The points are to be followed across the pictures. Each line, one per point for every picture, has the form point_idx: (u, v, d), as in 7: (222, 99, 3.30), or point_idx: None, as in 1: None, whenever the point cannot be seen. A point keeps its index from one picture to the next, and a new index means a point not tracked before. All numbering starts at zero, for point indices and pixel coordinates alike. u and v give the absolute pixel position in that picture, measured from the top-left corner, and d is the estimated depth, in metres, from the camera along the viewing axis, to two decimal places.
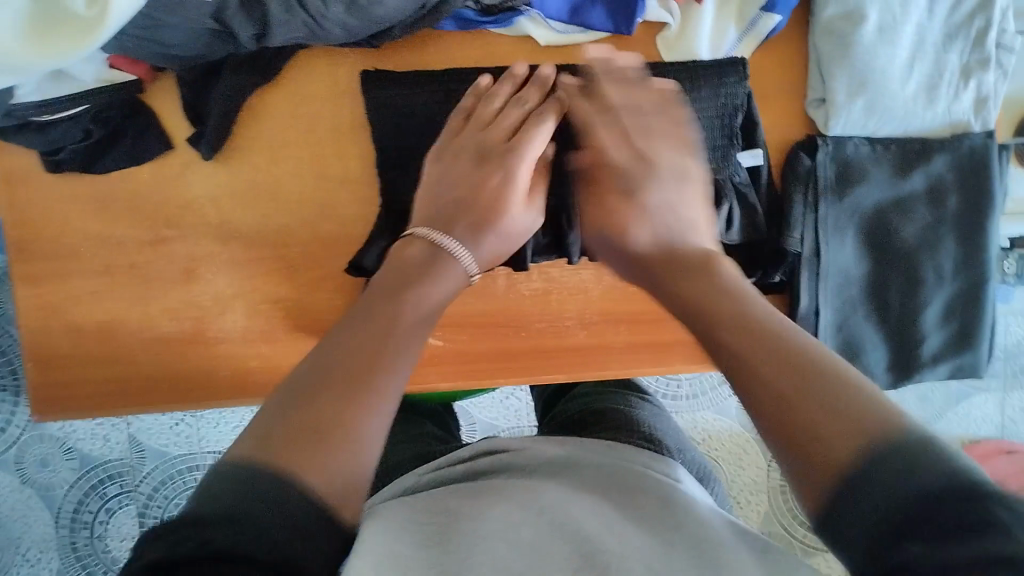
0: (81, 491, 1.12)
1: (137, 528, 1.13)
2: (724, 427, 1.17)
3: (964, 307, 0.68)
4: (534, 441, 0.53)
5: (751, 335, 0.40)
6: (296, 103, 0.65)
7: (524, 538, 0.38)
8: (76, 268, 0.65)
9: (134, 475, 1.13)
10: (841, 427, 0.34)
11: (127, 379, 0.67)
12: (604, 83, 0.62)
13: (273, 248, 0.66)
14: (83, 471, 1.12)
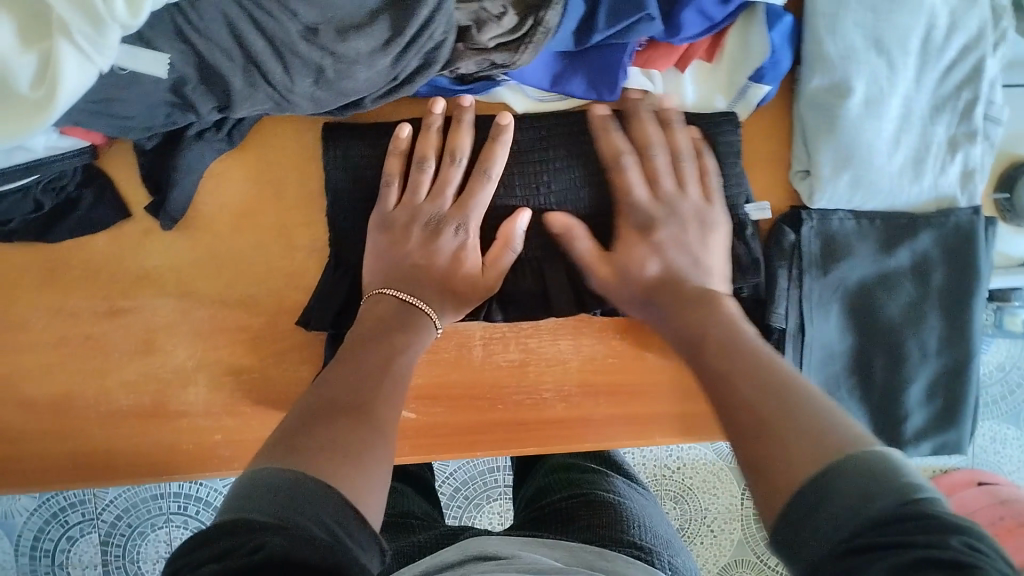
0: (42, 518, 1.10)
1: (101, 557, 1.11)
2: (700, 455, 1.16)
3: (948, 384, 0.66)
4: (525, 549, 0.52)
5: (753, 378, 0.47)
6: (262, 167, 0.61)
7: None
8: (26, 340, 0.61)
9: (96, 503, 1.10)
10: (812, 453, 0.40)
11: (82, 453, 0.63)
12: (616, 134, 0.62)
13: (238, 320, 0.63)
14: (44, 498, 1.10)
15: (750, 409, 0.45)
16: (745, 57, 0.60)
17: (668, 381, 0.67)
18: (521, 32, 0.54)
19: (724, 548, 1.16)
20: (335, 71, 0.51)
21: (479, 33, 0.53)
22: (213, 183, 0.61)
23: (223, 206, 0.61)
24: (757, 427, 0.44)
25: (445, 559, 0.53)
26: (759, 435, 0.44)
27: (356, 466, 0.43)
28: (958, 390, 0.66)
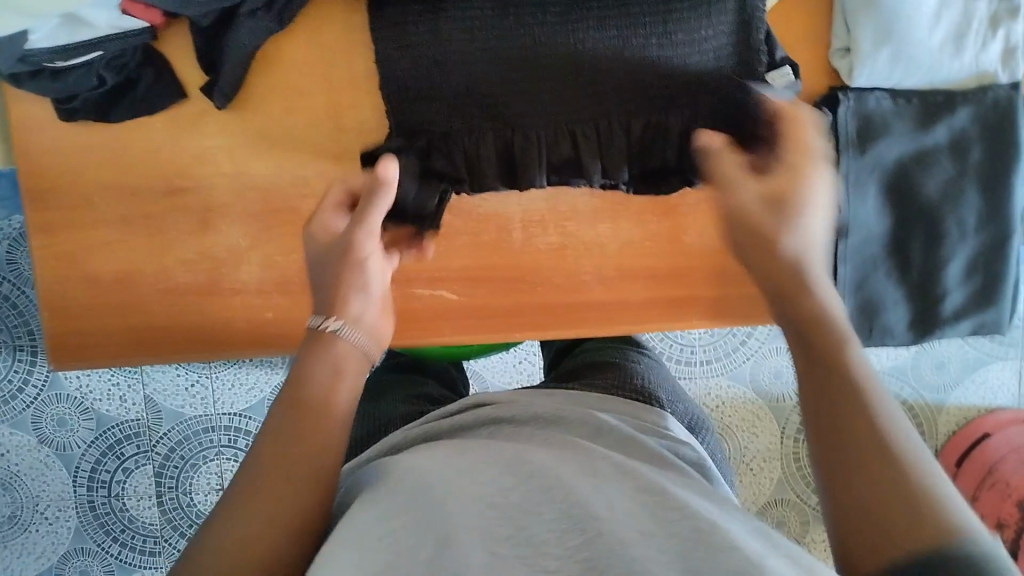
0: (98, 450, 1.13)
1: (154, 488, 1.14)
2: (738, 393, 1.15)
3: (988, 263, 0.67)
4: (522, 396, 0.61)
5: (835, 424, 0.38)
6: (310, 52, 0.64)
7: (511, 504, 0.41)
8: (91, 219, 0.65)
9: (151, 435, 1.13)
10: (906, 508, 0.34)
11: (146, 329, 0.67)
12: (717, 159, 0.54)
13: (288, 202, 0.66)
14: (100, 431, 1.12)
15: (863, 436, 0.37)
16: None
17: (705, 264, 0.68)
18: None
19: (765, 486, 1.15)
20: None
21: None
22: (262, 64, 0.63)
23: (273, 88, 0.64)
24: (834, 422, 0.38)
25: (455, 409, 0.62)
26: (860, 432, 0.37)
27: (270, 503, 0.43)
28: (997, 268, 0.67)
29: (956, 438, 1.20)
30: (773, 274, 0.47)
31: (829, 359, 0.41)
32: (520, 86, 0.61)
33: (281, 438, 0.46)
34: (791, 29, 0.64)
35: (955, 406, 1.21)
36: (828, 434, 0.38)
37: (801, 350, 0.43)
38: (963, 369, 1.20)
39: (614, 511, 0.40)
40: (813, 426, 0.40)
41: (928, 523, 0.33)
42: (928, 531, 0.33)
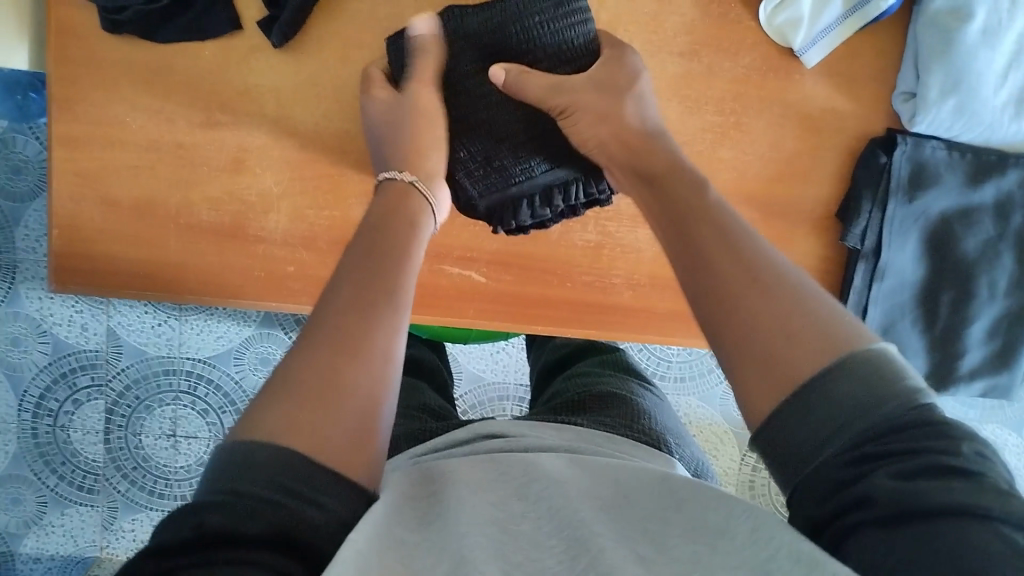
0: (50, 377, 1.06)
1: (104, 424, 1.07)
2: (706, 414, 1.12)
3: (1009, 329, 0.68)
4: (529, 427, 0.58)
5: (750, 278, 0.40)
6: (378, 4, 0.61)
7: (521, 533, 0.40)
8: (120, 139, 0.61)
9: (107, 369, 1.07)
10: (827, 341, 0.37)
11: (157, 264, 0.64)
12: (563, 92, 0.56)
13: (328, 156, 0.63)
14: (54, 356, 1.05)
15: (788, 302, 0.39)
16: None
17: None
18: None
19: None
20: None
21: None
22: (325, 9, 0.60)
23: (333, 38, 0.61)
24: (753, 310, 0.39)
25: (456, 435, 0.58)
26: (788, 313, 0.39)
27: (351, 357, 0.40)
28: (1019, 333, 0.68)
29: None
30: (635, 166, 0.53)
31: (721, 257, 0.42)
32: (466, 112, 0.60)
33: (338, 329, 0.41)
34: (859, 63, 0.65)
35: None
36: (730, 318, 0.40)
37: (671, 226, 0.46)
38: None
39: (620, 544, 0.38)
40: (736, 328, 0.40)
41: (835, 332, 0.38)
42: (833, 333, 0.37)
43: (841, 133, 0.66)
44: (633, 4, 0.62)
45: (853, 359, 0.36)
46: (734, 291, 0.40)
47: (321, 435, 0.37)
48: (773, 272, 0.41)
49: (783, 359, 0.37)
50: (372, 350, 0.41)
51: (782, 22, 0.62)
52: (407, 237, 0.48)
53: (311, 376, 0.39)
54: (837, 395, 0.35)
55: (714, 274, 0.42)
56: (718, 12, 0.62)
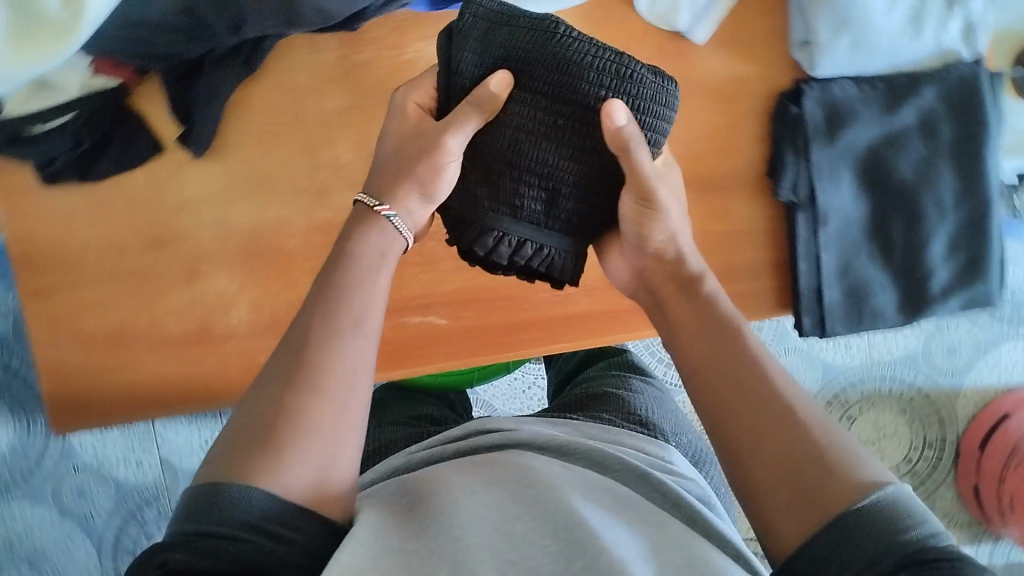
0: (119, 518, 1.06)
1: None
2: None
3: (970, 244, 0.67)
4: (525, 422, 0.64)
5: (764, 406, 0.47)
6: (281, 93, 0.65)
7: (515, 531, 0.44)
8: (82, 277, 0.66)
9: (171, 497, 1.06)
10: (847, 487, 0.42)
11: (143, 384, 0.67)
12: (658, 192, 0.54)
13: (271, 243, 0.66)
14: (119, 498, 1.05)
15: (789, 434, 0.45)
16: None
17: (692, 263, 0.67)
18: None
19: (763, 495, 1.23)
20: None
21: None
22: (233, 110, 0.64)
23: (249, 135, 0.65)
24: (762, 442, 0.46)
25: (456, 432, 0.66)
26: (790, 438, 0.45)
27: (313, 392, 0.45)
28: (981, 245, 0.67)
29: (977, 422, 1.31)
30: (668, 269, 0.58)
31: (744, 416, 0.47)
32: (511, 170, 0.55)
33: (299, 363, 0.46)
34: (755, 24, 0.65)
35: (972, 389, 1.32)
36: (766, 454, 0.45)
37: (709, 362, 0.51)
38: (975, 351, 1.31)
39: (612, 539, 0.43)
40: (731, 428, 0.47)
41: (852, 471, 0.43)
42: (837, 467, 0.43)
43: (752, 94, 0.66)
44: None
45: (874, 504, 0.41)
46: (778, 430, 0.46)
47: (282, 473, 0.42)
48: (797, 412, 0.46)
49: (808, 491, 0.43)
50: (337, 381, 0.47)
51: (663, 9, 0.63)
52: (357, 256, 0.52)
53: (278, 415, 0.44)
54: (852, 530, 0.40)
55: (723, 397, 0.49)
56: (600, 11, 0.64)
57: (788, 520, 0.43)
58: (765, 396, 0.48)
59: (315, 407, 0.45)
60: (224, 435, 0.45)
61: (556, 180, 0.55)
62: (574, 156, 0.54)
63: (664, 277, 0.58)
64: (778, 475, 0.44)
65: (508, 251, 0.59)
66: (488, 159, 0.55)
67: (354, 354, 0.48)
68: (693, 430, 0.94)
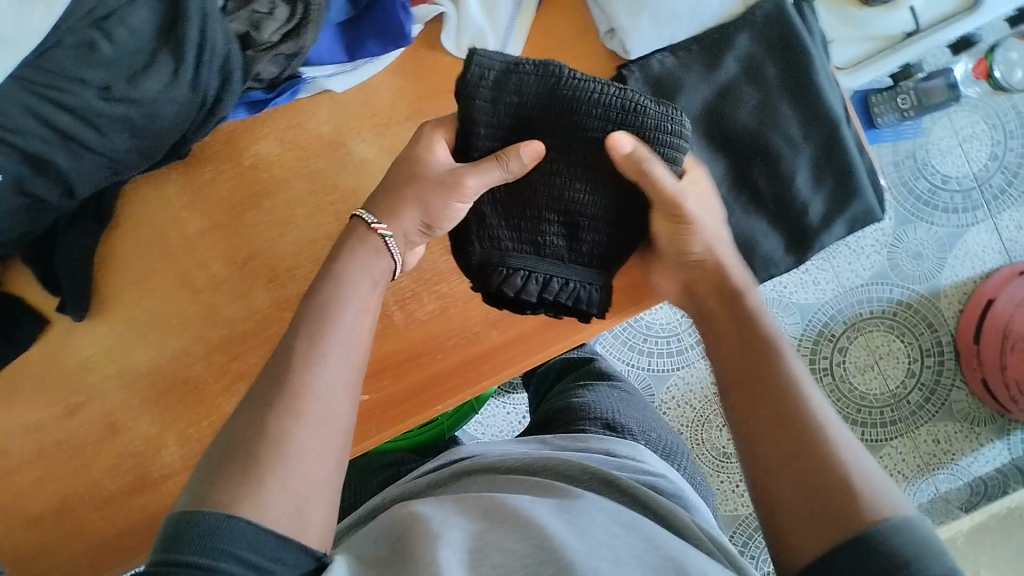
0: None
1: None
2: None
3: (833, 166, 0.66)
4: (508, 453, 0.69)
5: (804, 426, 0.50)
6: (141, 234, 0.66)
7: (491, 541, 0.47)
8: (11, 465, 0.66)
9: None
10: (865, 512, 0.44)
11: (98, 550, 0.66)
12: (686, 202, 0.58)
13: (177, 376, 0.67)
14: None
15: (818, 456, 0.48)
16: None
17: None
18: (297, 17, 0.60)
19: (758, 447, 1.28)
20: (144, 116, 0.58)
21: (259, 33, 0.60)
22: (103, 265, 0.66)
23: (125, 282, 0.66)
24: (794, 474, 0.48)
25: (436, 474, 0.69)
26: (823, 460, 0.48)
27: (292, 417, 0.48)
28: (843, 162, 0.66)
29: (968, 310, 1.27)
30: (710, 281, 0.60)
31: (770, 469, 0.50)
32: (544, 199, 0.60)
33: (272, 388, 0.50)
34: (562, 27, 0.66)
35: (951, 287, 1.29)
36: (799, 467, 0.48)
37: (745, 382, 0.54)
38: (939, 250, 1.28)
39: (584, 543, 0.46)
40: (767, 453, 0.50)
41: (856, 494, 0.45)
42: (853, 490, 0.46)
43: None
44: (339, 106, 0.66)
45: (891, 530, 0.43)
46: (789, 452, 0.49)
47: (261, 501, 0.45)
48: (831, 437, 0.49)
49: (822, 504, 0.46)
50: (315, 404, 0.50)
51: (469, 40, 0.65)
52: (326, 292, 0.54)
53: (266, 449, 0.47)
54: (876, 553, 0.42)
55: (783, 410, 0.51)
56: (413, 63, 0.66)
57: (802, 533, 0.46)
58: (799, 414, 0.50)
59: (297, 431, 0.48)
60: (211, 455, 0.48)
61: (563, 214, 0.60)
62: (571, 181, 0.59)
63: (687, 285, 0.62)
64: (794, 507, 0.47)
65: (546, 295, 0.62)
66: (520, 186, 0.59)
67: (325, 379, 0.51)
68: (658, 421, 0.96)
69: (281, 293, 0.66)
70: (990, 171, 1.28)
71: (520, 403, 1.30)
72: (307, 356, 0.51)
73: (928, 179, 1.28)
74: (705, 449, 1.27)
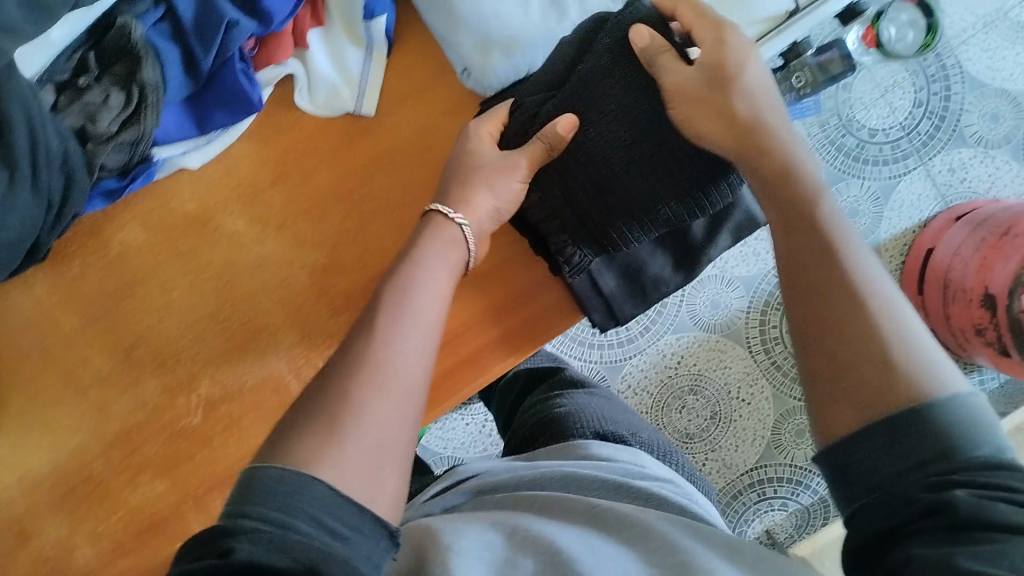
0: None
1: None
2: (689, 339, 1.23)
3: None
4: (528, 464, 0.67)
5: (844, 286, 0.48)
6: (18, 337, 0.65)
7: (497, 547, 0.48)
8: None
9: None
10: (906, 381, 0.44)
11: None
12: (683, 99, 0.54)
13: (79, 474, 0.64)
14: None
15: (854, 318, 0.47)
16: (348, 9, 0.61)
17: (476, 307, 0.66)
18: (133, 102, 0.57)
19: (732, 427, 1.22)
20: None
21: (95, 124, 0.57)
22: None
23: (9, 386, 0.64)
24: (850, 346, 0.46)
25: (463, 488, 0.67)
26: (873, 338, 0.46)
27: (380, 373, 0.48)
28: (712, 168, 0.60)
29: (910, 260, 1.23)
30: (749, 171, 0.54)
31: (837, 313, 0.47)
32: (577, 195, 0.61)
33: (339, 365, 0.49)
34: (415, 75, 0.65)
35: (890, 240, 1.24)
36: (843, 371, 0.46)
37: (798, 264, 0.51)
38: (876, 204, 1.23)
39: (596, 560, 0.46)
40: (813, 313, 0.49)
41: (915, 369, 0.44)
42: (920, 373, 0.44)
43: (443, 138, 0.65)
44: (202, 183, 0.65)
45: (941, 412, 0.42)
46: (857, 322, 0.46)
47: (339, 466, 0.44)
48: (865, 272, 0.49)
49: (863, 386, 0.45)
50: (399, 367, 0.49)
51: (325, 98, 0.63)
52: (414, 266, 0.55)
53: (340, 414, 0.46)
54: (923, 423, 0.42)
55: (827, 292, 0.48)
56: (271, 127, 0.65)
57: (842, 412, 0.45)
58: (846, 279, 0.48)
59: (364, 401, 0.47)
60: (288, 417, 0.47)
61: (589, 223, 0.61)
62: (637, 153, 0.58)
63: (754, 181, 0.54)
64: (842, 388, 0.45)
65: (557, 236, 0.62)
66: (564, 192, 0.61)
67: (408, 346, 0.51)
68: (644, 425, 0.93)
69: (170, 377, 0.64)
70: (916, 118, 1.23)
71: (480, 413, 1.29)
72: (388, 324, 0.51)
73: (856, 135, 1.23)
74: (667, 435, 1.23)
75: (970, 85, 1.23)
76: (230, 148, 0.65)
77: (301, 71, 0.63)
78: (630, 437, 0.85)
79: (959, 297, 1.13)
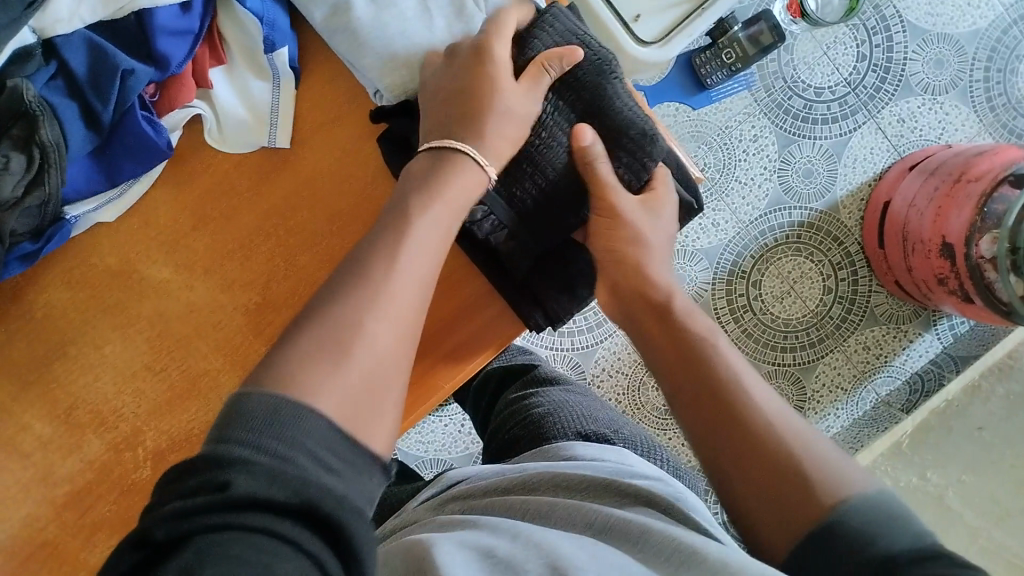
0: None
1: None
2: None
3: (625, 142, 0.62)
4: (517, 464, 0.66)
5: (756, 425, 0.49)
6: None
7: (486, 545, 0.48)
8: None
9: None
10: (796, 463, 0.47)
11: None
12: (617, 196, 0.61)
13: (32, 543, 0.62)
14: None
15: (746, 422, 0.50)
16: (252, 44, 0.61)
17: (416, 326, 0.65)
18: (35, 164, 0.55)
19: None
20: None
21: None
22: None
23: None
24: (751, 463, 0.48)
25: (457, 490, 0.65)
26: (762, 436, 0.49)
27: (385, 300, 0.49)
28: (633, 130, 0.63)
29: (869, 217, 1.20)
30: (641, 299, 0.60)
31: (750, 448, 0.48)
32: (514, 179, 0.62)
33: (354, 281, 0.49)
34: (326, 106, 0.64)
35: (847, 196, 1.21)
36: (750, 467, 0.48)
37: (691, 391, 0.54)
38: (827, 163, 1.21)
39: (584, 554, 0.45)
40: (704, 433, 0.51)
41: (831, 479, 0.45)
42: (829, 473, 0.46)
43: (362, 165, 0.64)
44: (122, 234, 0.63)
45: (861, 515, 0.43)
46: (737, 417, 0.50)
47: (322, 389, 0.44)
48: (755, 399, 0.51)
49: (777, 494, 0.46)
50: (398, 301, 0.50)
51: (235, 134, 0.62)
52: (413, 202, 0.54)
53: (345, 336, 0.47)
54: (851, 525, 0.42)
55: (699, 371, 0.54)
56: (185, 169, 0.63)
57: (778, 533, 0.45)
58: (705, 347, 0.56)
59: (366, 327, 0.48)
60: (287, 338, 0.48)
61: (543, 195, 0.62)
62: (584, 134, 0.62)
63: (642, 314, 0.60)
64: (765, 493, 0.47)
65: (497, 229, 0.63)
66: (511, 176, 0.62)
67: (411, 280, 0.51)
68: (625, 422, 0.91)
69: (114, 434, 0.63)
70: (861, 72, 1.21)
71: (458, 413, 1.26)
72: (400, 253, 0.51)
73: (802, 96, 1.21)
74: (648, 413, 1.22)
75: (912, 33, 1.21)
76: (147, 196, 0.63)
77: (208, 108, 0.61)
78: (613, 437, 0.83)
79: (919, 247, 1.09)
